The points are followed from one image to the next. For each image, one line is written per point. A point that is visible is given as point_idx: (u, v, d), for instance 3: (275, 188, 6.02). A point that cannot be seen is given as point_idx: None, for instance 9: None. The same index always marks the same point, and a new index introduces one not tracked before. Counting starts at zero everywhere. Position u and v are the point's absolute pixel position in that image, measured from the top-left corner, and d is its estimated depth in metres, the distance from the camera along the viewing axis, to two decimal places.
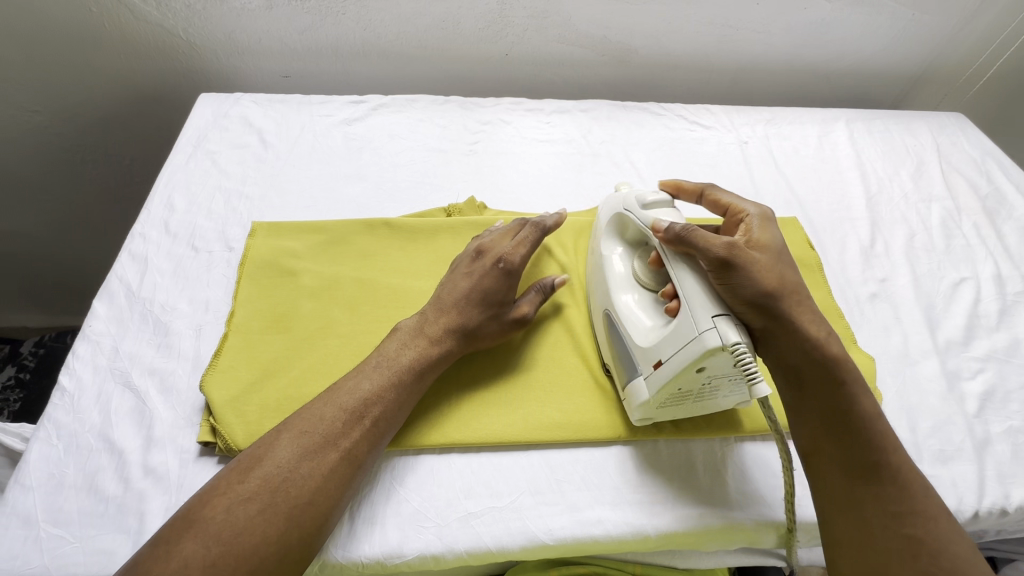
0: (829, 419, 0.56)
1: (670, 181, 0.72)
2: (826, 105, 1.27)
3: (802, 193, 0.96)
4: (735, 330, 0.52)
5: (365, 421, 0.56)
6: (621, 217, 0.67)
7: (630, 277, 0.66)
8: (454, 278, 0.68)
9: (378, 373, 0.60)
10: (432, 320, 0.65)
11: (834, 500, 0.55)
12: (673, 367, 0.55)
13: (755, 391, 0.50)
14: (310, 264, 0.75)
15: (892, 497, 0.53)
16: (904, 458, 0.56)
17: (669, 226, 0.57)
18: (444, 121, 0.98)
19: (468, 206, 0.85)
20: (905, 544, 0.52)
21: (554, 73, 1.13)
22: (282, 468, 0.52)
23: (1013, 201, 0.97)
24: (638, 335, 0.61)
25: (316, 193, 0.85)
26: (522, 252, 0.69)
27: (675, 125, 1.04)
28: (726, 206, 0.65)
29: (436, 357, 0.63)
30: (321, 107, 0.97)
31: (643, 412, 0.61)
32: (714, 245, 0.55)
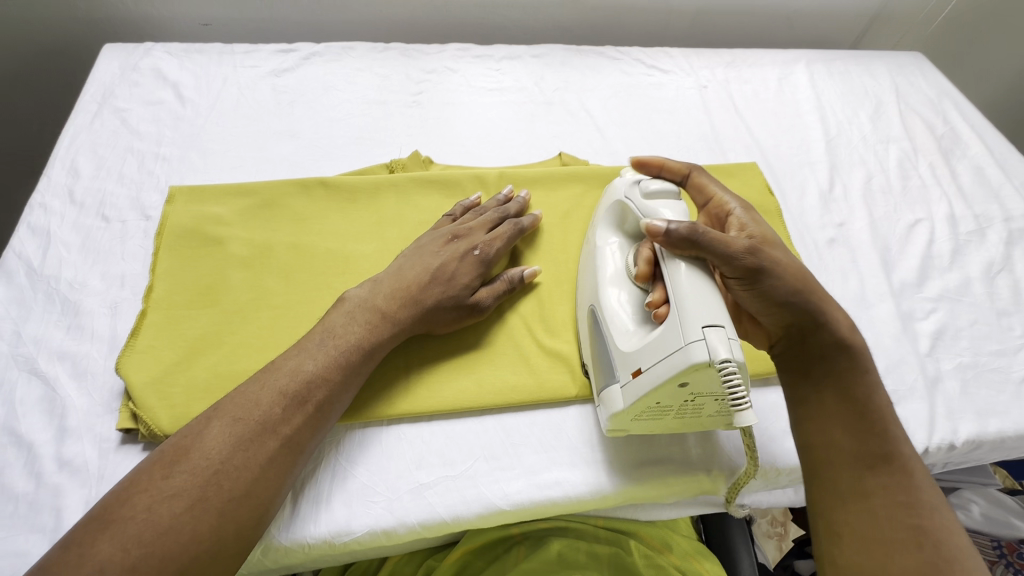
0: (853, 417, 0.52)
1: (651, 158, 0.63)
2: (787, 47, 1.23)
3: (762, 138, 0.93)
4: (726, 344, 0.47)
5: (307, 405, 0.52)
6: (623, 206, 0.61)
7: (622, 270, 0.60)
8: (421, 256, 0.64)
9: (322, 353, 0.55)
10: (382, 291, 0.60)
11: (825, 459, 0.52)
12: (655, 377, 0.49)
13: (739, 418, 0.47)
14: (238, 231, 0.68)
15: (902, 486, 0.49)
16: (909, 449, 0.51)
17: (667, 229, 0.50)
18: (385, 70, 0.90)
19: (412, 161, 0.79)
20: (897, 502, 0.48)
21: (504, 16, 1.05)
22: (213, 459, 0.47)
23: (968, 139, 0.97)
24: (622, 339, 0.55)
25: (244, 153, 0.78)
26: (498, 244, 0.66)
27: (633, 70, 0.98)
28: (709, 195, 0.62)
29: (385, 333, 0.58)
30: (245, 57, 0.88)
31: (616, 423, 0.55)
32: (737, 249, 0.51)
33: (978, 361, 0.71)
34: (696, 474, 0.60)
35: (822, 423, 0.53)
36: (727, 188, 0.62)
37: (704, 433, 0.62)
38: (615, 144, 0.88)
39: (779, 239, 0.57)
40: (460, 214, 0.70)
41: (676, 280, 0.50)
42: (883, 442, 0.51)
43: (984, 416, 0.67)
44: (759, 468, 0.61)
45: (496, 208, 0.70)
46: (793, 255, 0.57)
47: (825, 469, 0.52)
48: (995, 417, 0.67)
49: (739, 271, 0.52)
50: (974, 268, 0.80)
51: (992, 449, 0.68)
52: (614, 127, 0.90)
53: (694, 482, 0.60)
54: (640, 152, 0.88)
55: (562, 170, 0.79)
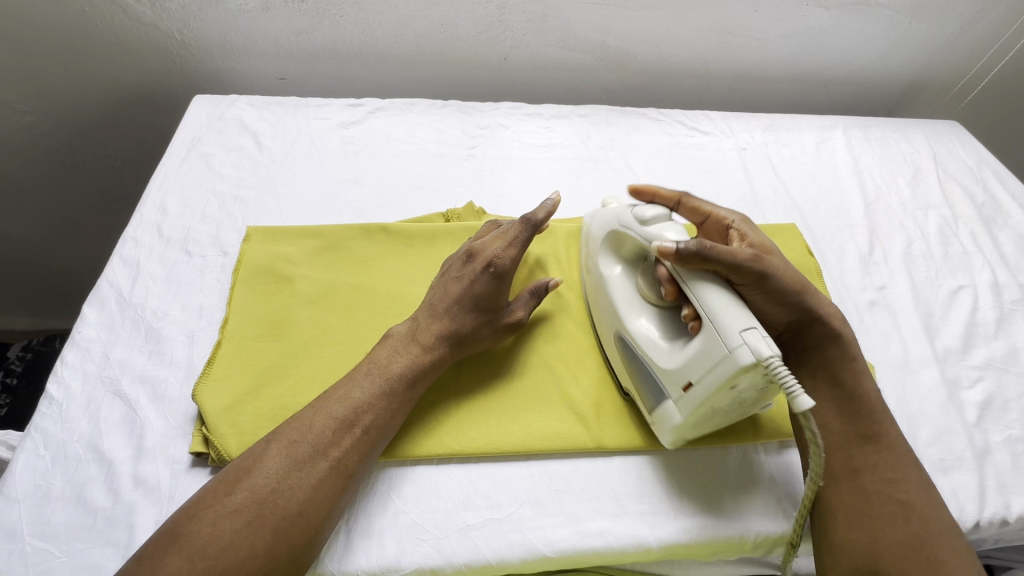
0: (846, 403, 0.61)
1: (645, 187, 0.73)
2: (824, 111, 1.28)
3: (800, 200, 0.96)
4: (765, 342, 0.51)
5: (355, 429, 0.55)
6: (620, 234, 0.67)
7: (636, 295, 0.65)
8: (444, 285, 0.67)
9: (369, 381, 0.58)
10: (424, 326, 0.64)
11: (832, 468, 0.59)
12: (707, 386, 0.54)
13: (795, 403, 0.48)
14: (306, 270, 0.74)
15: (886, 464, 0.58)
16: (895, 431, 0.61)
17: (678, 249, 0.55)
18: (443, 124, 0.98)
19: (467, 211, 0.84)
20: (885, 476, 0.57)
21: (553, 78, 1.13)
22: (270, 479, 0.51)
23: (1010, 209, 0.98)
24: (660, 358, 0.59)
25: (313, 198, 0.84)
26: (512, 253, 0.67)
27: (675, 131, 1.04)
28: (705, 213, 0.71)
29: (428, 364, 0.62)
30: (318, 110, 0.97)
31: (675, 434, 0.60)
32: (743, 258, 0.57)
33: None
34: (736, 536, 0.60)
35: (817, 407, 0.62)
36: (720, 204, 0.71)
37: (744, 497, 0.62)
38: None
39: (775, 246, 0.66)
40: (478, 235, 0.72)
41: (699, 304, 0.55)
42: (871, 424, 0.60)
43: None
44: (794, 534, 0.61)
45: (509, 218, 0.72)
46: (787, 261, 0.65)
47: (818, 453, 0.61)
48: None
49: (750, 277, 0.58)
50: (1021, 337, 0.80)
51: None
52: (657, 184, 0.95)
53: (734, 545, 0.60)
54: None
55: None
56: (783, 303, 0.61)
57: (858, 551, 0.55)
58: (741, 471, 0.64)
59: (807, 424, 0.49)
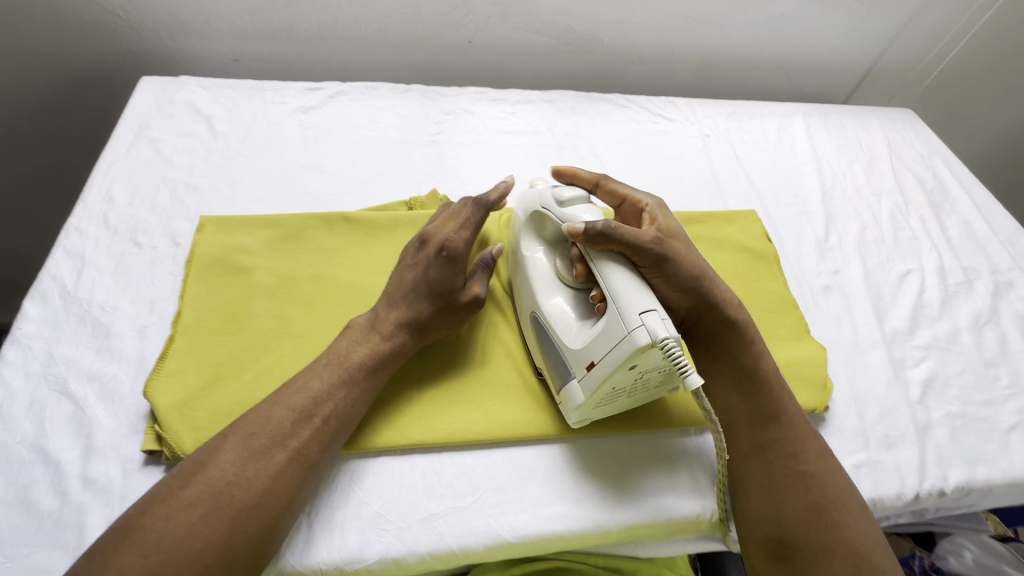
0: (745, 381, 0.65)
1: (566, 170, 0.74)
2: (787, 98, 1.30)
3: (761, 186, 0.98)
4: (662, 325, 0.53)
5: (315, 419, 0.55)
6: (540, 216, 0.67)
7: (553, 275, 0.66)
8: (399, 272, 0.66)
9: (328, 371, 0.58)
10: (382, 316, 0.63)
11: (741, 448, 0.63)
12: (608, 365, 0.55)
13: (687, 382, 0.53)
14: (263, 261, 0.73)
15: (786, 440, 0.62)
16: (792, 405, 0.64)
17: (585, 228, 0.58)
18: (406, 110, 0.96)
19: (430, 200, 0.83)
20: (787, 451, 0.61)
21: (520, 62, 1.11)
22: (227, 472, 0.50)
23: (956, 195, 1.02)
24: (568, 337, 0.60)
25: (270, 186, 0.82)
26: (465, 235, 0.66)
27: (640, 117, 1.04)
28: (622, 196, 0.71)
29: (388, 353, 0.61)
30: (275, 93, 0.93)
31: (580, 414, 0.60)
32: (643, 239, 0.59)
33: (967, 410, 0.74)
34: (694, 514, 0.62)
35: (721, 388, 0.66)
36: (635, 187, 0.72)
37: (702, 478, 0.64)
38: None
39: (681, 229, 0.66)
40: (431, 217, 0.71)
41: (608, 283, 0.57)
42: (771, 402, 0.63)
43: (972, 463, 0.70)
44: None
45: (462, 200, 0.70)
46: (692, 247, 0.66)
47: (729, 432, 0.64)
48: (983, 465, 0.70)
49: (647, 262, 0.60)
50: (962, 318, 0.84)
51: (981, 497, 0.71)
52: (622, 171, 0.95)
53: (693, 523, 0.62)
54: None
55: None
56: (684, 288, 0.62)
57: (766, 524, 0.58)
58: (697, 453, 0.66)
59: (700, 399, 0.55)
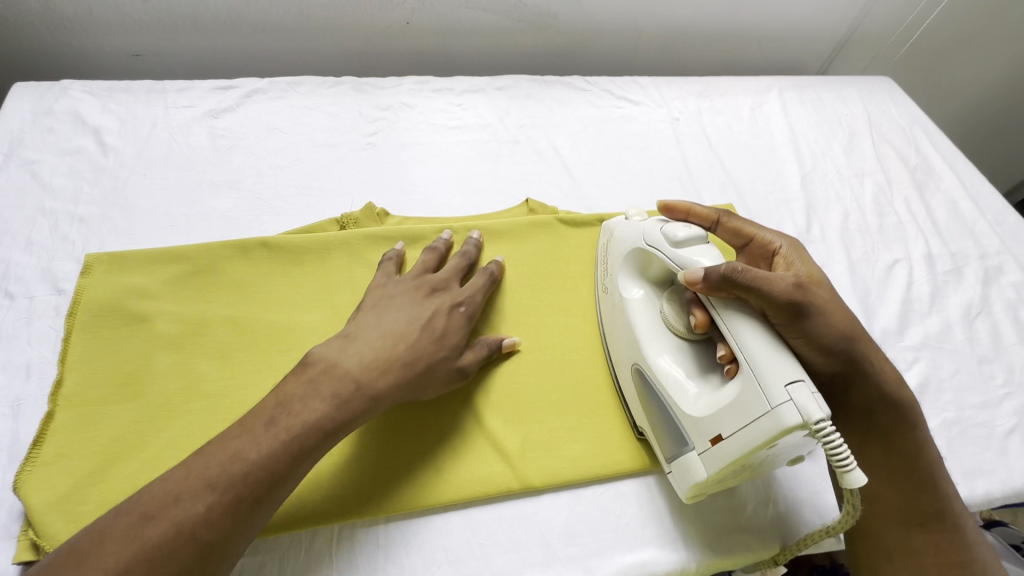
0: (898, 470, 0.56)
1: (679, 203, 0.64)
2: (759, 70, 1.21)
3: (736, 174, 0.89)
4: (815, 402, 0.45)
5: (241, 499, 0.44)
6: (645, 255, 0.61)
7: (659, 324, 0.59)
8: (393, 310, 0.58)
9: (271, 433, 0.46)
10: (354, 358, 0.53)
11: (884, 544, 0.55)
12: (740, 444, 0.48)
13: (849, 479, 0.45)
14: (166, 305, 0.61)
15: (948, 544, 0.53)
16: (959, 504, 0.56)
17: (708, 275, 0.51)
18: (335, 107, 0.84)
19: (365, 215, 0.72)
20: (947, 560, 0.53)
21: (467, 44, 0.99)
22: (114, 569, 0.39)
23: (941, 172, 0.96)
24: (686, 403, 0.54)
25: (174, 210, 0.70)
26: (478, 296, 0.63)
27: (602, 102, 0.94)
28: (749, 235, 0.62)
29: (353, 409, 0.50)
30: (178, 95, 0.80)
31: (694, 490, 0.54)
32: (782, 290, 0.50)
33: (963, 416, 0.69)
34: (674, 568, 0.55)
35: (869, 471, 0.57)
36: (761, 224, 0.62)
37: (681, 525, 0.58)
38: (586, 186, 0.83)
39: (825, 277, 0.56)
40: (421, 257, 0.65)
41: (742, 344, 0.49)
42: (933, 499, 0.55)
43: (971, 477, 0.65)
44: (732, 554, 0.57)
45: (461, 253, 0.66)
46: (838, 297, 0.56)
47: (872, 526, 0.56)
48: (982, 477, 0.65)
49: (785, 315, 0.51)
50: (952, 311, 0.79)
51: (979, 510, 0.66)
52: (584, 166, 0.85)
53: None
54: (611, 195, 0.83)
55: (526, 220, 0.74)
56: (832, 349, 0.53)
57: None
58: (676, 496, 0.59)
59: (852, 493, 0.47)
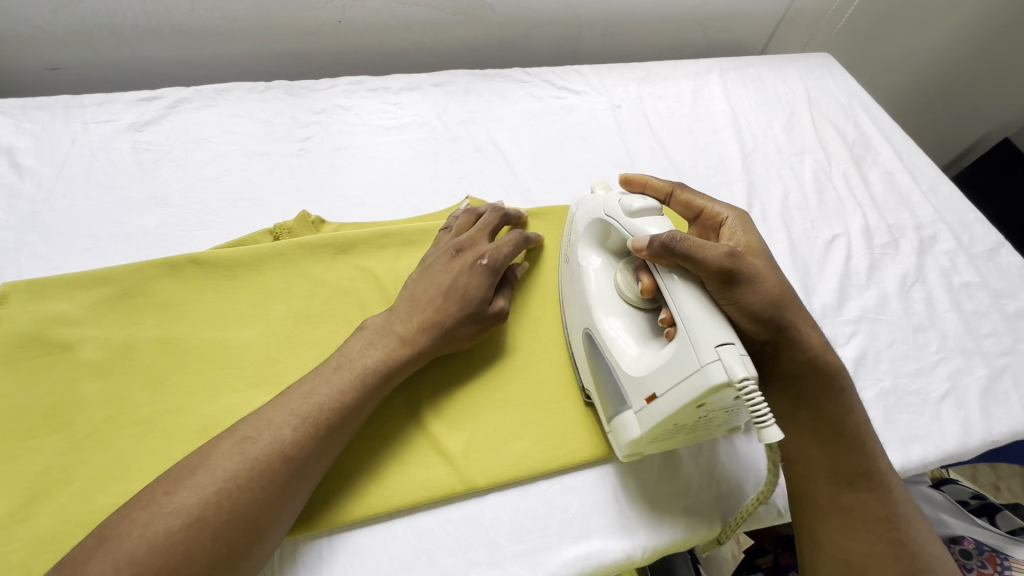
0: (832, 432, 0.57)
1: (637, 176, 0.70)
2: (703, 53, 1.21)
3: (679, 159, 0.90)
4: (742, 362, 0.46)
5: (321, 429, 0.50)
6: (605, 225, 0.62)
7: (613, 291, 0.61)
8: (430, 274, 0.63)
9: (339, 375, 0.53)
10: (405, 317, 0.59)
11: (817, 501, 0.56)
12: (672, 402, 0.49)
13: (765, 434, 0.45)
14: (91, 330, 0.60)
15: (876, 501, 0.54)
16: (884, 461, 0.57)
17: (650, 242, 0.53)
18: (267, 113, 0.81)
19: (299, 224, 0.71)
20: (876, 516, 0.54)
21: (403, 40, 0.97)
22: (218, 479, 0.44)
23: (878, 146, 0.98)
24: (628, 363, 0.55)
25: (98, 231, 0.67)
26: (506, 249, 0.66)
27: (543, 93, 0.94)
28: (698, 207, 0.65)
29: (406, 358, 0.57)
30: (98, 109, 0.77)
31: (633, 447, 0.56)
32: (717, 257, 0.51)
33: (899, 385, 0.71)
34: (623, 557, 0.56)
35: (798, 434, 0.58)
36: (713, 198, 0.65)
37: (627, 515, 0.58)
38: (527, 180, 0.83)
39: (763, 248, 0.59)
40: (456, 223, 0.69)
41: (678, 303, 0.51)
42: (860, 460, 0.56)
43: (908, 443, 0.67)
44: (677, 538, 0.58)
45: (494, 211, 0.70)
46: (775, 268, 0.58)
47: (806, 486, 0.57)
48: (918, 443, 0.67)
49: (716, 281, 0.51)
50: (890, 283, 0.81)
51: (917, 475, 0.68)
52: (525, 160, 0.85)
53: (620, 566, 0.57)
54: (554, 187, 0.83)
55: None
56: (762, 317, 0.54)
57: None
58: (621, 487, 0.60)
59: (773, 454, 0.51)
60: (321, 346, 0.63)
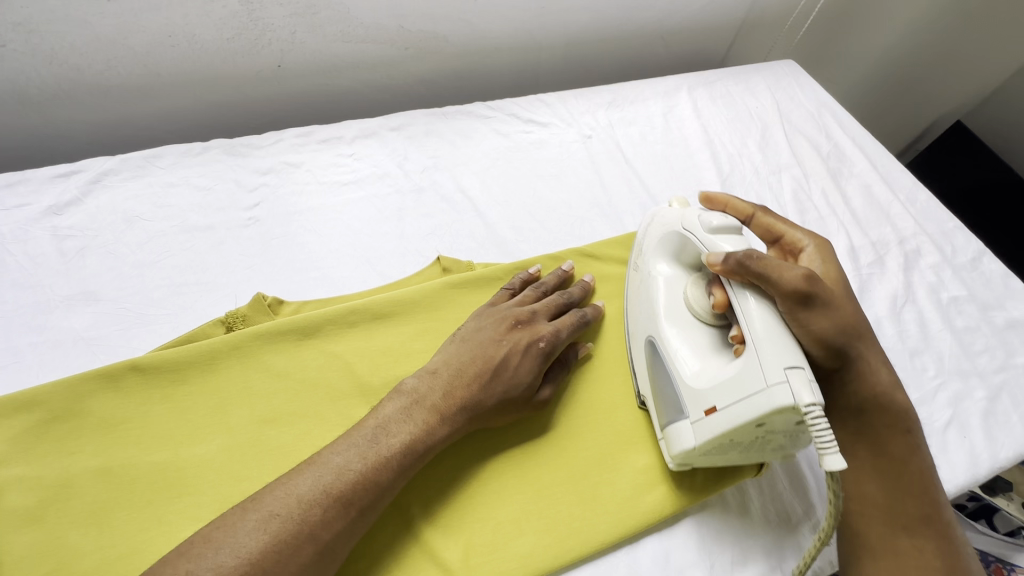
0: (899, 462, 0.55)
1: (718, 195, 0.68)
2: (667, 65, 1.17)
3: (656, 190, 0.86)
4: (809, 389, 0.47)
5: (352, 509, 0.47)
6: (681, 238, 0.62)
7: (682, 304, 0.62)
8: (480, 342, 0.60)
9: (374, 449, 0.50)
10: (449, 393, 0.56)
11: (865, 543, 0.54)
12: (733, 416, 0.50)
13: (825, 462, 0.43)
14: (17, 468, 0.51)
15: (931, 550, 0.52)
16: (948, 511, 0.55)
17: (724, 257, 0.54)
18: (206, 179, 0.73)
19: (254, 308, 0.63)
20: (932, 565, 0.52)
21: (352, 80, 0.89)
22: (243, 559, 0.42)
23: (853, 157, 0.96)
24: (690, 376, 0.57)
25: (17, 340, 0.59)
26: (563, 334, 0.63)
27: (508, 128, 0.88)
28: (779, 232, 0.65)
29: (442, 434, 0.54)
30: (6, 192, 0.67)
31: (682, 457, 0.57)
32: (796, 278, 0.52)
33: None
34: None
35: (857, 472, 0.57)
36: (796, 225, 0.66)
37: None
38: (501, 229, 0.77)
39: (843, 281, 0.60)
40: (519, 292, 0.67)
41: (749, 318, 0.51)
42: (923, 503, 0.54)
43: None
44: None
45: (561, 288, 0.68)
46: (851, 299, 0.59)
47: (853, 522, 0.55)
48: None
49: (790, 300, 0.52)
50: (881, 306, 0.78)
51: None
52: (497, 206, 0.79)
53: None
54: (530, 234, 0.78)
55: (443, 285, 0.68)
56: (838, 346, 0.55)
57: None
58: (635, 575, 0.55)
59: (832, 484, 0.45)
60: (292, 451, 0.56)
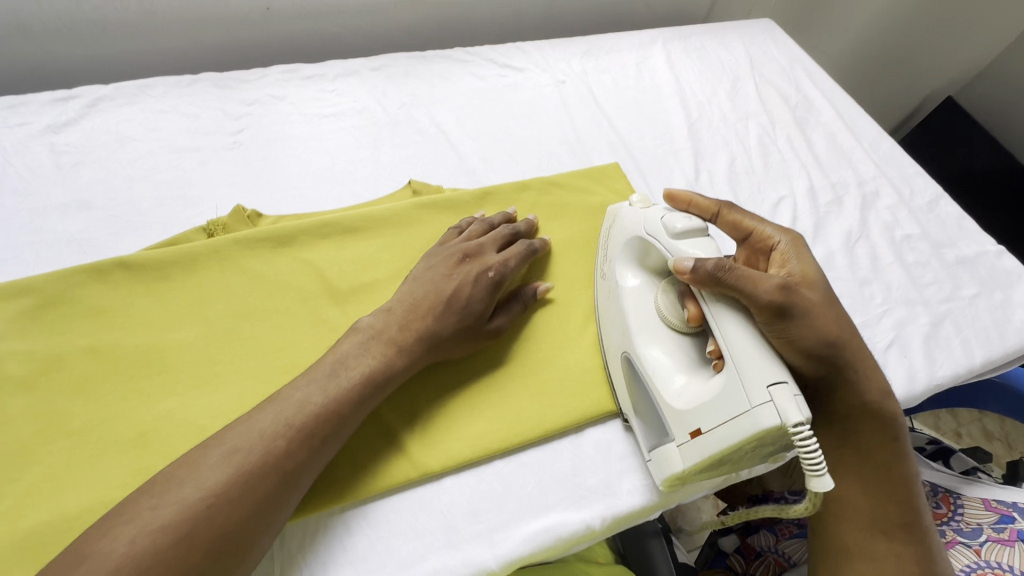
0: (875, 445, 0.59)
1: (681, 194, 0.64)
2: (648, 24, 1.20)
3: (624, 131, 0.90)
4: (795, 404, 0.46)
5: (314, 440, 0.49)
6: (645, 243, 0.60)
7: (654, 318, 0.59)
8: (431, 278, 0.61)
9: (331, 384, 0.52)
10: (400, 326, 0.57)
11: (835, 513, 0.60)
12: (719, 439, 0.49)
13: (817, 483, 0.45)
14: (11, 343, 0.56)
15: (896, 519, 0.58)
16: (912, 482, 0.60)
17: (695, 267, 0.51)
18: (194, 108, 0.78)
19: (234, 219, 0.68)
20: (892, 534, 0.57)
21: (337, 25, 0.94)
22: (207, 492, 0.43)
23: (820, 107, 0.99)
24: (671, 399, 0.54)
25: (15, 238, 0.64)
26: (512, 265, 0.65)
27: (485, 72, 0.92)
28: (748, 228, 0.60)
29: (398, 365, 0.56)
30: (8, 112, 0.72)
31: (671, 480, 0.56)
32: (769, 293, 0.50)
33: None
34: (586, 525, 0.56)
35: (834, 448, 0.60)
36: (765, 219, 0.61)
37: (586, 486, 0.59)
38: (472, 161, 0.81)
39: (820, 280, 0.56)
40: (467, 229, 0.68)
41: (726, 337, 0.50)
42: (892, 480, 0.59)
43: None
44: (637, 505, 0.58)
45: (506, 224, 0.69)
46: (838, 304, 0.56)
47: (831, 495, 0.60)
48: None
49: (766, 313, 0.50)
50: (834, 240, 0.82)
51: None
52: (469, 141, 0.83)
53: (581, 536, 0.57)
54: (500, 166, 0.82)
55: (412, 205, 0.72)
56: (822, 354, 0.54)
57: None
58: (578, 461, 0.60)
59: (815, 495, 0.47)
60: (264, 342, 0.61)
